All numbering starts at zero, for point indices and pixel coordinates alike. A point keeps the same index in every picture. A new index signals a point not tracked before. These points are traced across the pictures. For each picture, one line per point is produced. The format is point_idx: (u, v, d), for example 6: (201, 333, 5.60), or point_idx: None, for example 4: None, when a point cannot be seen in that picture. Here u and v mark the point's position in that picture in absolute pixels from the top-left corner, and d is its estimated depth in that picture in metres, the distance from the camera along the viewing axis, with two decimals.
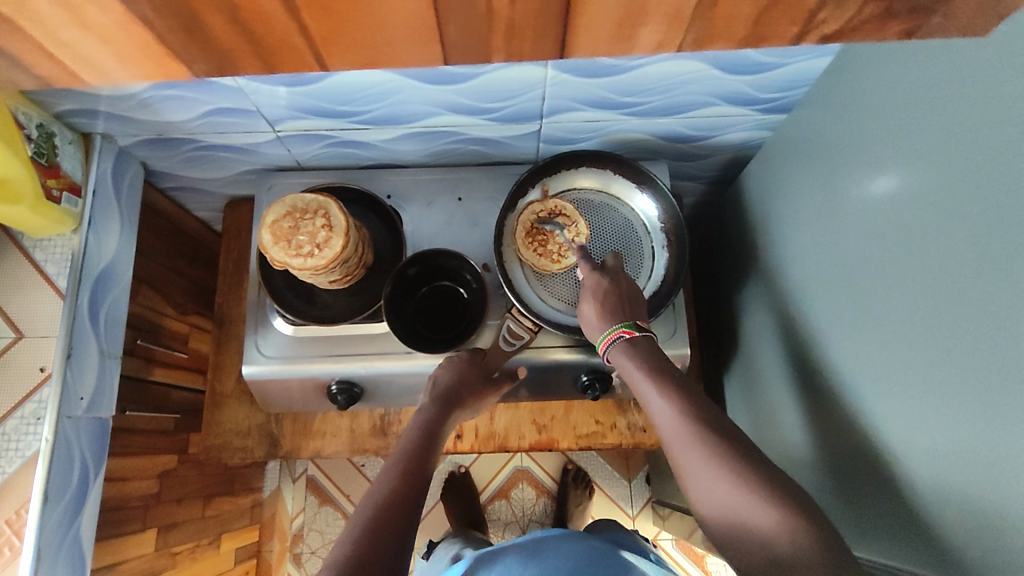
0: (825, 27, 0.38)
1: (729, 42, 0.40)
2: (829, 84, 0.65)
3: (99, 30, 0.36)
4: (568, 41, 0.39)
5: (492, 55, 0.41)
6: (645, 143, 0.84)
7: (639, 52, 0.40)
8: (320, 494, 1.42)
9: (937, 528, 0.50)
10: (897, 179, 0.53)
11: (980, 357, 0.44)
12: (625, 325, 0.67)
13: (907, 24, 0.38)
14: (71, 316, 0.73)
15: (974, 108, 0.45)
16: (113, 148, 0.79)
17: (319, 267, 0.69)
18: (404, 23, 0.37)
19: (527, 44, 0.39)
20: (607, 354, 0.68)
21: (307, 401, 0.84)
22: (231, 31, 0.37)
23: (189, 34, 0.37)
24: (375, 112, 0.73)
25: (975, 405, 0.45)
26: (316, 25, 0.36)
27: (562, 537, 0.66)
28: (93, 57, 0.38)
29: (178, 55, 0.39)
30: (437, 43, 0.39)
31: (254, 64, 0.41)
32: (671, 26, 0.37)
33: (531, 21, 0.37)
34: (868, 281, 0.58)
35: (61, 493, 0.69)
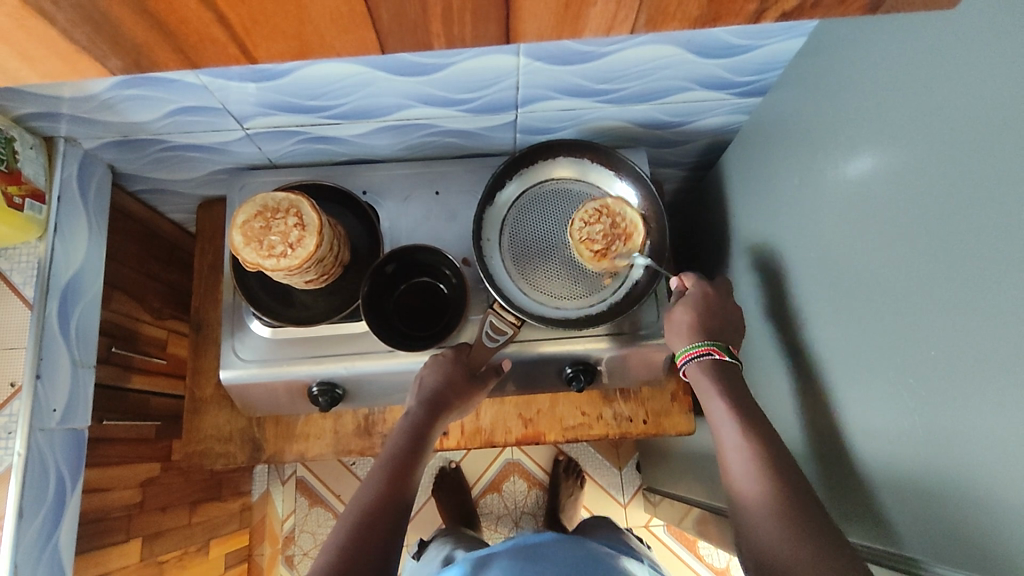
0: (786, 6, 0.37)
1: (684, 23, 0.39)
2: (804, 65, 0.64)
3: (31, 27, 0.34)
4: (512, 24, 0.37)
5: (432, 43, 0.39)
6: (623, 130, 0.83)
7: (589, 35, 0.39)
8: (310, 495, 1.41)
9: (921, 510, 0.50)
10: (875, 159, 0.52)
11: (959, 338, 0.44)
12: (714, 345, 0.69)
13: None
14: (40, 326, 0.71)
15: (948, 83, 0.44)
16: (78, 151, 0.77)
17: (293, 268, 0.67)
18: (338, 8, 0.35)
19: (468, 28, 0.38)
20: (686, 367, 0.71)
21: (290, 404, 0.82)
22: (141, 23, 0.35)
23: (116, 26, 0.35)
24: (345, 106, 0.71)
25: (955, 386, 0.45)
26: (234, 14, 0.35)
27: (557, 542, 0.65)
28: (29, 55, 0.36)
29: (111, 49, 0.37)
30: (375, 31, 0.37)
31: (174, 59, 0.39)
32: (620, 4, 0.36)
33: (467, 3, 0.35)
34: (848, 264, 0.57)
35: (37, 508, 0.68)
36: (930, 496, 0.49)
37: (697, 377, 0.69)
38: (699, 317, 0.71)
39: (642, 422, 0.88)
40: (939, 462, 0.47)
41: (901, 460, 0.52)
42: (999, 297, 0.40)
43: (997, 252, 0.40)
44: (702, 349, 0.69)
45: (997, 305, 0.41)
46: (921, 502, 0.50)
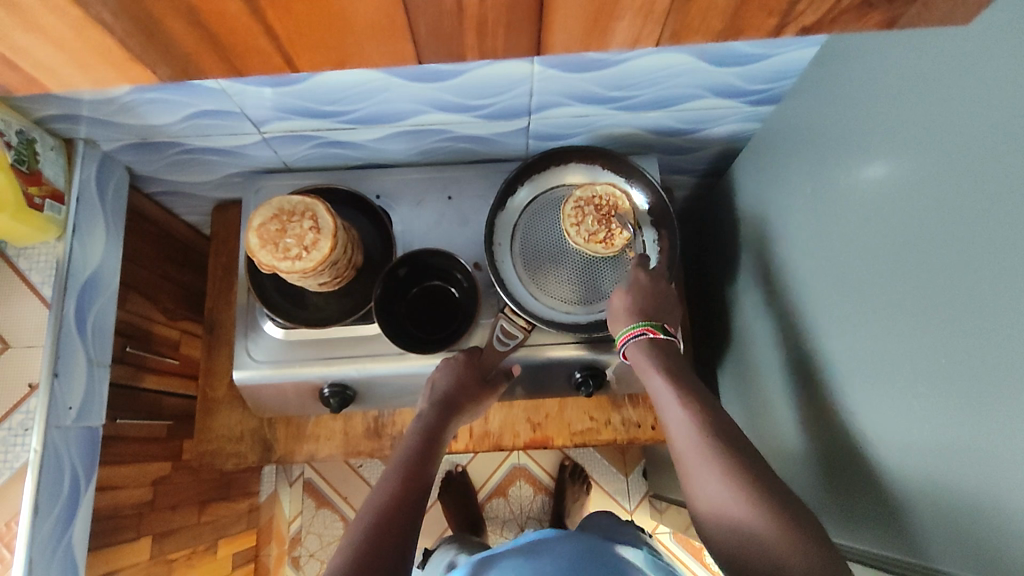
0: (803, 20, 0.38)
1: (705, 37, 0.39)
2: (816, 74, 0.65)
3: (73, 37, 0.35)
4: (542, 36, 0.38)
5: (466, 54, 0.40)
6: (635, 137, 0.84)
7: (616, 47, 0.40)
8: (317, 496, 1.42)
9: (929, 518, 0.50)
10: (886, 168, 0.53)
11: (968, 346, 0.44)
12: (648, 325, 0.69)
13: (889, 15, 0.37)
14: (58, 325, 0.72)
15: (960, 94, 0.45)
16: (97, 153, 0.78)
17: (308, 270, 0.68)
18: (375, 21, 0.36)
19: (500, 40, 0.38)
20: (625, 350, 0.71)
21: (301, 405, 0.83)
22: (193, 35, 0.36)
23: (152, 38, 0.36)
24: (361, 112, 0.73)
25: (964, 393, 0.45)
26: (282, 27, 0.35)
27: (560, 538, 0.66)
28: (63, 63, 0.37)
29: (145, 59, 0.38)
30: (411, 42, 0.38)
31: (219, 67, 0.39)
32: (647, 20, 0.37)
33: (502, 15, 0.36)
34: (858, 272, 0.58)
35: (52, 504, 0.69)
36: (938, 503, 0.49)
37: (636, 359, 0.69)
38: (633, 300, 0.70)
39: (650, 428, 0.88)
40: (946, 468, 0.48)
41: (909, 467, 0.52)
42: (1006, 306, 0.41)
43: (1006, 261, 0.41)
44: (637, 331, 0.69)
45: (1005, 313, 0.41)
46: (929, 509, 0.50)
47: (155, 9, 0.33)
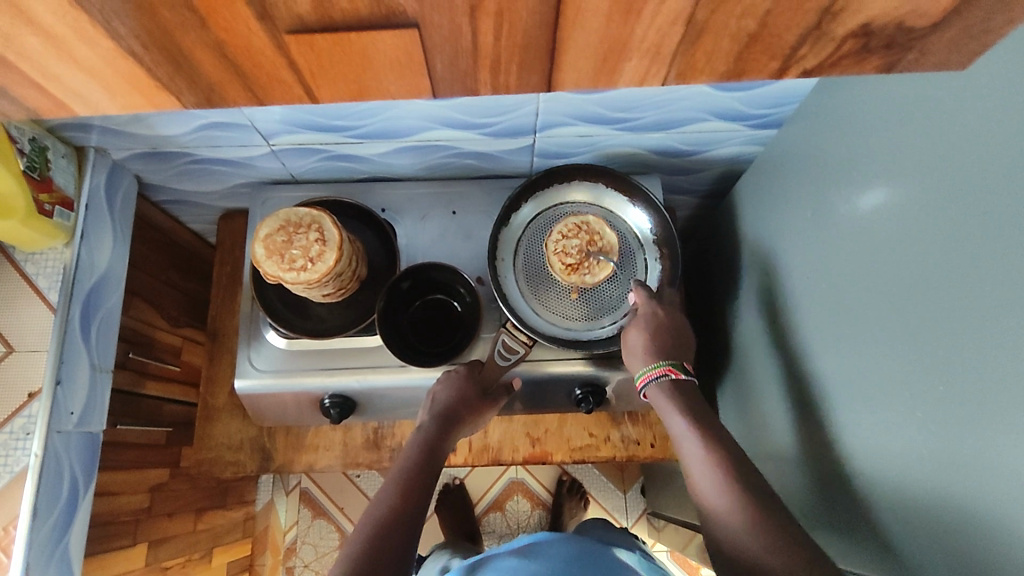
0: (807, 62, 0.38)
1: (712, 77, 0.40)
2: (818, 100, 0.66)
3: (89, 67, 0.36)
4: (554, 75, 0.39)
5: (480, 88, 0.40)
6: (638, 157, 0.85)
7: (624, 85, 0.40)
8: (314, 506, 1.43)
9: (919, 546, 0.50)
10: (884, 195, 0.54)
11: (964, 374, 0.44)
12: (671, 364, 0.70)
13: (887, 59, 0.38)
14: (63, 330, 0.73)
15: (958, 126, 0.45)
16: (107, 161, 0.79)
17: (312, 281, 0.69)
18: (394, 58, 0.36)
19: (513, 78, 0.39)
20: (647, 390, 0.71)
21: (301, 415, 0.83)
22: (220, 67, 0.36)
23: (177, 68, 0.36)
24: (369, 127, 0.74)
25: (959, 421, 0.45)
26: (305, 62, 0.36)
27: (555, 538, 0.66)
28: (85, 91, 0.38)
29: (166, 87, 0.38)
30: (428, 78, 0.38)
31: (241, 95, 0.40)
32: (655, 61, 0.37)
33: (517, 56, 0.37)
34: (856, 297, 0.58)
35: (50, 509, 0.69)
36: (929, 530, 0.49)
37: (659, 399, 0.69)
38: (654, 337, 0.72)
39: (649, 445, 0.88)
40: (939, 496, 0.48)
41: (903, 493, 0.52)
42: (1001, 336, 0.41)
43: (1001, 292, 0.41)
44: (660, 370, 0.70)
45: (999, 343, 0.41)
46: (920, 536, 0.50)
47: (182, 39, 0.34)
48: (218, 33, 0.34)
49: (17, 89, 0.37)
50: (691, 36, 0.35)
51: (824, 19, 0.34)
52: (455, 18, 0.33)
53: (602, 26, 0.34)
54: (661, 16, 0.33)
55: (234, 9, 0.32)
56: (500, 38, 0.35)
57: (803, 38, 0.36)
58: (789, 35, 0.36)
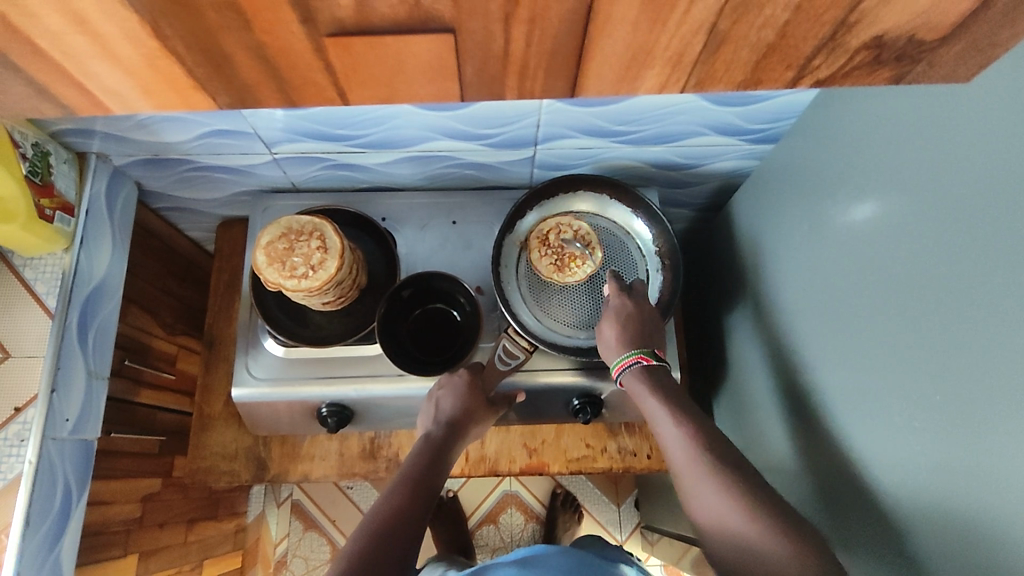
0: (819, 72, 0.39)
1: (728, 86, 0.41)
2: (814, 115, 0.67)
3: (124, 63, 0.36)
4: (578, 82, 0.39)
5: (506, 93, 0.41)
6: (638, 170, 0.86)
7: (643, 92, 0.41)
8: (305, 518, 1.41)
9: (919, 555, 0.51)
10: (879, 210, 0.55)
11: (965, 387, 0.45)
12: (640, 352, 0.70)
13: (895, 71, 0.40)
14: (60, 335, 0.72)
15: (952, 143, 0.47)
16: (108, 167, 0.79)
17: (314, 289, 0.69)
18: (429, 62, 0.37)
19: (539, 83, 0.39)
20: (620, 377, 0.71)
21: (296, 424, 0.83)
22: (256, 67, 0.37)
23: (215, 69, 0.37)
24: (372, 136, 0.74)
25: (961, 434, 0.46)
26: (341, 64, 0.37)
27: (550, 549, 0.66)
28: (113, 90, 0.39)
29: (201, 87, 0.39)
30: (457, 81, 0.39)
31: (273, 97, 0.40)
32: (675, 68, 0.38)
33: (544, 61, 0.37)
34: (854, 309, 0.59)
35: (43, 517, 0.68)
36: (931, 539, 0.50)
37: (631, 384, 0.70)
38: (623, 329, 0.71)
39: (645, 457, 0.88)
40: (941, 506, 0.48)
41: (905, 503, 0.53)
42: (1000, 349, 0.42)
43: (1000, 305, 0.42)
44: (630, 360, 0.70)
45: (998, 356, 0.42)
46: (921, 547, 0.51)
47: (221, 39, 0.34)
48: (260, 35, 0.34)
49: (52, 86, 0.38)
50: (713, 45, 0.36)
51: (838, 31, 0.35)
52: (488, 24, 0.34)
53: (630, 34, 0.35)
54: (684, 25, 0.34)
55: (279, 12, 0.32)
56: (531, 44, 0.36)
57: (815, 49, 0.37)
58: (805, 46, 0.37)
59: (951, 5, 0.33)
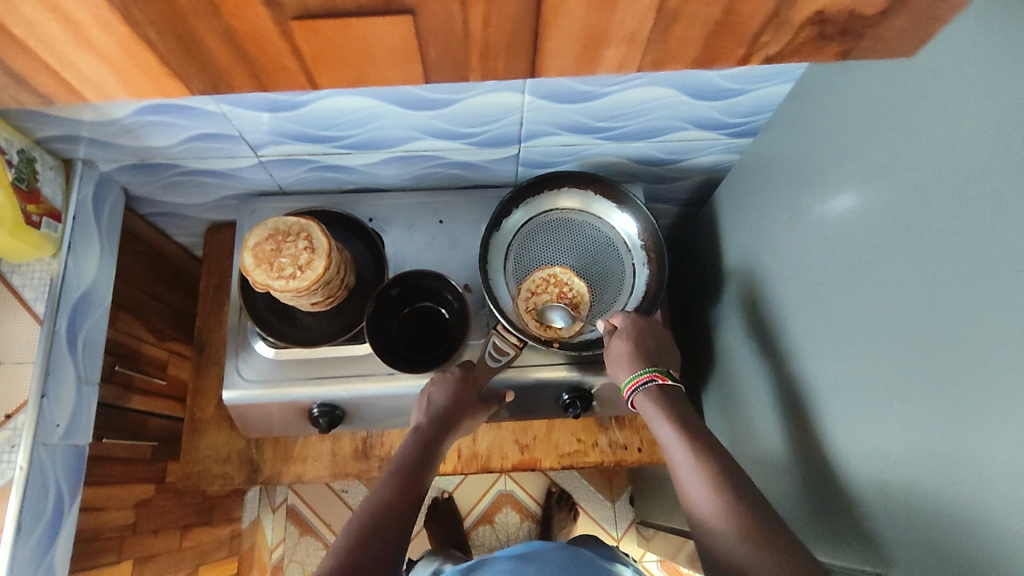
0: (768, 48, 0.41)
1: (684, 64, 0.42)
2: (790, 106, 0.69)
3: (104, 50, 0.37)
4: (537, 63, 0.41)
5: (469, 74, 0.42)
6: (621, 166, 0.87)
7: (603, 72, 0.42)
8: (301, 523, 1.42)
9: (907, 538, 0.51)
10: (856, 198, 0.56)
11: (945, 366, 0.46)
12: (657, 369, 0.71)
13: (842, 46, 0.41)
14: (49, 342, 0.72)
15: (921, 128, 0.48)
16: (95, 173, 0.79)
17: (301, 289, 0.69)
18: (391, 47, 0.38)
19: (502, 65, 0.41)
20: (633, 397, 0.71)
21: (289, 425, 0.83)
22: (226, 52, 0.38)
23: (186, 53, 0.38)
24: (357, 137, 0.75)
25: (943, 414, 0.46)
26: (308, 49, 0.38)
27: (548, 547, 0.67)
28: (89, 77, 0.40)
29: (173, 73, 0.40)
30: (422, 66, 0.40)
31: (246, 83, 0.41)
32: (631, 48, 0.40)
33: (505, 42, 0.39)
34: (836, 296, 0.60)
35: (34, 522, 0.68)
36: (918, 523, 0.50)
37: (644, 405, 0.70)
38: (636, 344, 0.73)
39: (636, 450, 0.89)
40: (920, 483, 0.49)
41: (891, 488, 0.53)
42: (980, 327, 0.43)
43: (973, 284, 0.43)
44: (647, 376, 0.70)
45: (978, 335, 0.43)
46: (908, 531, 0.51)
47: (195, 27, 0.36)
48: (230, 20, 0.35)
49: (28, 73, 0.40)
50: (663, 26, 0.38)
51: (783, 5, 0.36)
52: (449, 7, 0.35)
53: (585, 15, 0.36)
54: (637, 4, 0.36)
55: None
56: (489, 24, 0.37)
57: (765, 26, 0.38)
58: (753, 24, 0.38)
59: None
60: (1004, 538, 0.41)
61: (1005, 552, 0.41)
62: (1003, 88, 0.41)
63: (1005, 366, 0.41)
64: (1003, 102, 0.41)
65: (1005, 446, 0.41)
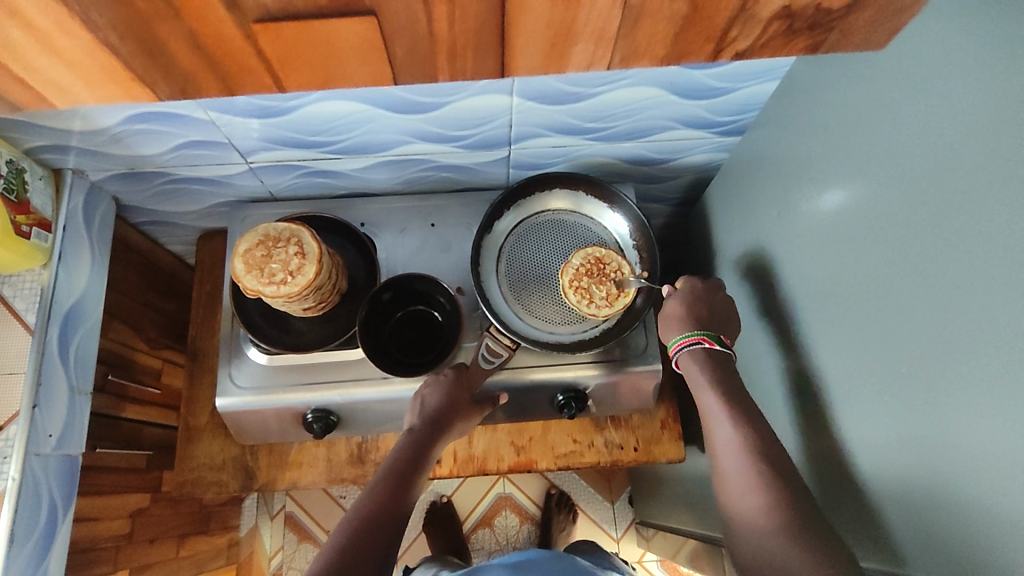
0: (739, 44, 0.42)
1: (654, 61, 0.43)
2: (778, 104, 0.69)
3: (82, 54, 0.38)
4: (506, 62, 0.42)
5: (438, 75, 0.43)
6: (613, 167, 0.87)
7: (573, 69, 0.44)
8: (299, 530, 1.41)
9: (917, 534, 0.51)
10: (846, 194, 0.56)
11: (944, 360, 0.46)
12: (707, 334, 0.71)
13: (811, 40, 0.43)
14: (40, 352, 0.72)
15: (907, 123, 0.48)
16: (85, 183, 0.79)
17: (292, 294, 0.69)
18: (358, 46, 0.39)
19: (469, 63, 0.42)
20: (677, 355, 0.73)
21: (284, 432, 0.83)
22: (191, 55, 0.39)
23: (152, 58, 0.39)
24: (346, 142, 0.75)
25: (944, 407, 0.46)
26: (272, 49, 0.39)
27: (547, 556, 0.66)
28: (56, 83, 0.41)
29: (142, 80, 0.41)
30: (390, 65, 0.41)
31: (214, 85, 0.42)
32: (600, 45, 0.41)
33: (471, 41, 0.40)
34: (830, 292, 0.60)
35: (27, 533, 0.68)
36: (927, 518, 0.49)
37: (688, 367, 0.72)
38: (689, 308, 0.74)
39: (633, 449, 0.89)
40: (921, 476, 0.49)
41: (896, 484, 0.52)
42: (976, 318, 0.43)
43: (964, 278, 0.43)
44: (693, 338, 0.71)
45: (975, 325, 0.43)
46: (914, 525, 0.51)
47: (162, 35, 0.37)
48: (193, 23, 0.36)
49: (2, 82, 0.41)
50: (631, 20, 0.39)
51: (749, 4, 0.38)
52: (411, 6, 0.36)
53: (548, 11, 0.38)
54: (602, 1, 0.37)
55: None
56: (455, 23, 0.38)
57: (731, 20, 0.40)
58: (720, 18, 0.39)
59: None
60: (1009, 528, 0.41)
61: (1010, 542, 0.41)
62: (987, 79, 0.41)
63: (1004, 357, 0.40)
64: (987, 93, 0.41)
65: (1003, 438, 0.41)
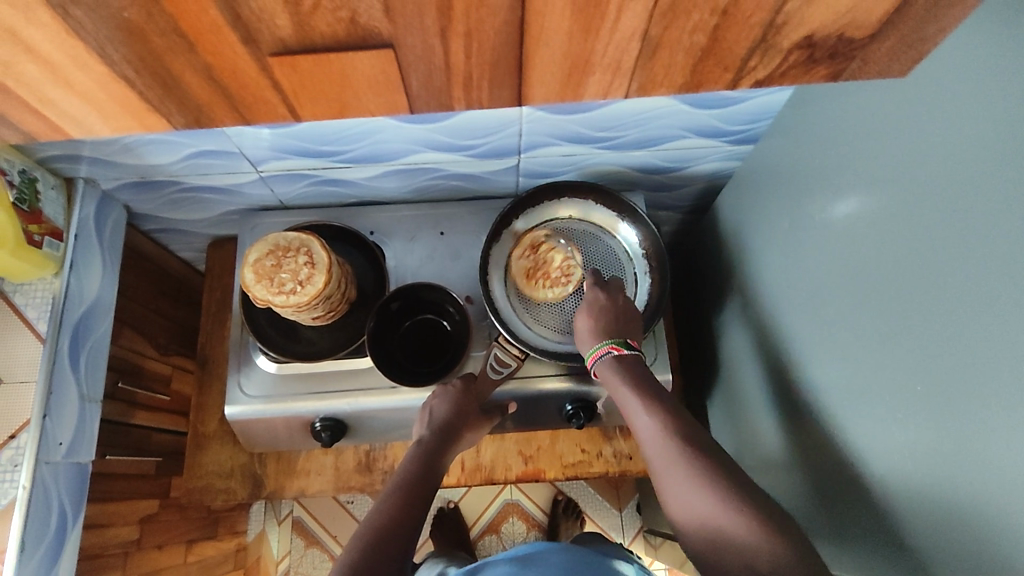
0: (756, 74, 0.42)
1: (670, 89, 0.43)
2: (790, 115, 0.68)
3: (95, 84, 0.38)
4: (523, 91, 0.42)
5: (454, 105, 0.43)
6: (622, 175, 0.87)
7: (589, 98, 0.43)
8: (307, 535, 1.41)
9: (926, 555, 0.50)
10: (858, 207, 0.56)
11: (953, 377, 0.45)
12: (613, 342, 0.71)
13: (830, 69, 0.42)
14: (51, 361, 0.72)
15: (920, 137, 0.48)
16: (96, 191, 0.80)
17: (302, 304, 0.69)
18: (371, 79, 0.39)
19: (485, 92, 0.42)
20: (595, 367, 0.71)
21: (293, 439, 0.83)
22: (207, 88, 0.39)
23: (167, 90, 0.39)
24: (356, 151, 0.75)
25: (955, 425, 0.45)
26: (287, 82, 0.39)
27: (550, 548, 0.66)
28: (70, 112, 0.41)
29: (157, 109, 0.41)
30: (404, 95, 0.41)
31: (228, 115, 0.42)
32: (615, 76, 0.41)
33: (487, 74, 0.40)
34: (840, 304, 0.59)
35: (38, 540, 0.68)
36: (936, 538, 0.48)
37: (606, 374, 0.70)
38: (596, 321, 0.72)
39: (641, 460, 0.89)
40: (932, 493, 0.48)
41: (906, 502, 0.52)
42: (987, 335, 0.42)
43: (979, 295, 0.42)
44: (603, 349, 0.71)
45: (990, 343, 0.42)
46: (923, 545, 0.50)
47: (172, 63, 0.37)
48: (206, 57, 0.36)
49: (18, 113, 0.41)
50: (648, 50, 0.39)
51: (768, 33, 0.38)
52: (427, 39, 0.36)
53: (565, 44, 0.38)
54: (618, 34, 0.37)
55: (221, 34, 0.35)
56: (471, 56, 0.38)
57: (749, 51, 0.40)
58: (737, 48, 0.39)
59: (870, 4, 0.36)
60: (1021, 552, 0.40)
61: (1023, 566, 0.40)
62: (1005, 95, 0.41)
63: (1013, 377, 0.40)
64: (1004, 109, 0.41)
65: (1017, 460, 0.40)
